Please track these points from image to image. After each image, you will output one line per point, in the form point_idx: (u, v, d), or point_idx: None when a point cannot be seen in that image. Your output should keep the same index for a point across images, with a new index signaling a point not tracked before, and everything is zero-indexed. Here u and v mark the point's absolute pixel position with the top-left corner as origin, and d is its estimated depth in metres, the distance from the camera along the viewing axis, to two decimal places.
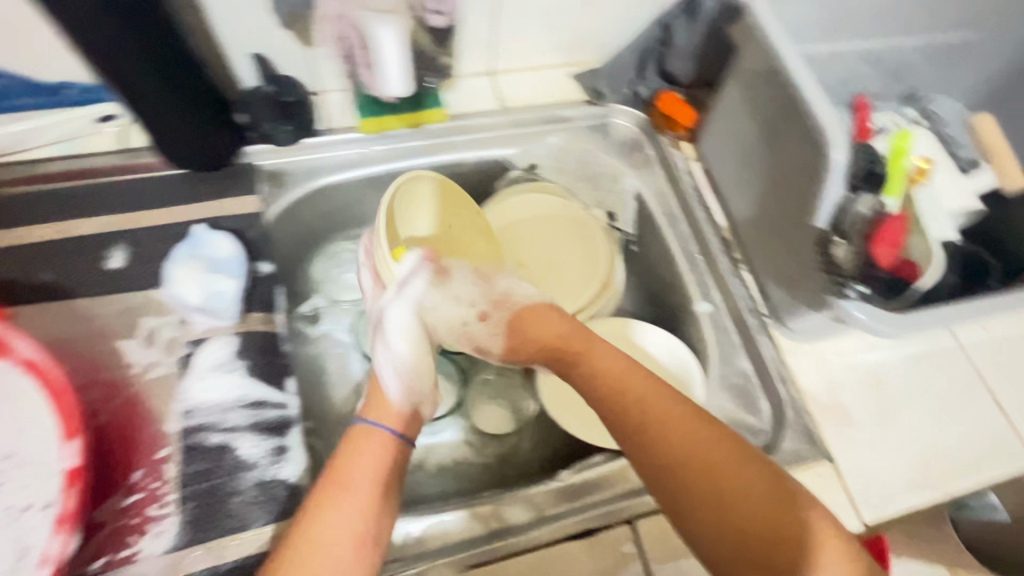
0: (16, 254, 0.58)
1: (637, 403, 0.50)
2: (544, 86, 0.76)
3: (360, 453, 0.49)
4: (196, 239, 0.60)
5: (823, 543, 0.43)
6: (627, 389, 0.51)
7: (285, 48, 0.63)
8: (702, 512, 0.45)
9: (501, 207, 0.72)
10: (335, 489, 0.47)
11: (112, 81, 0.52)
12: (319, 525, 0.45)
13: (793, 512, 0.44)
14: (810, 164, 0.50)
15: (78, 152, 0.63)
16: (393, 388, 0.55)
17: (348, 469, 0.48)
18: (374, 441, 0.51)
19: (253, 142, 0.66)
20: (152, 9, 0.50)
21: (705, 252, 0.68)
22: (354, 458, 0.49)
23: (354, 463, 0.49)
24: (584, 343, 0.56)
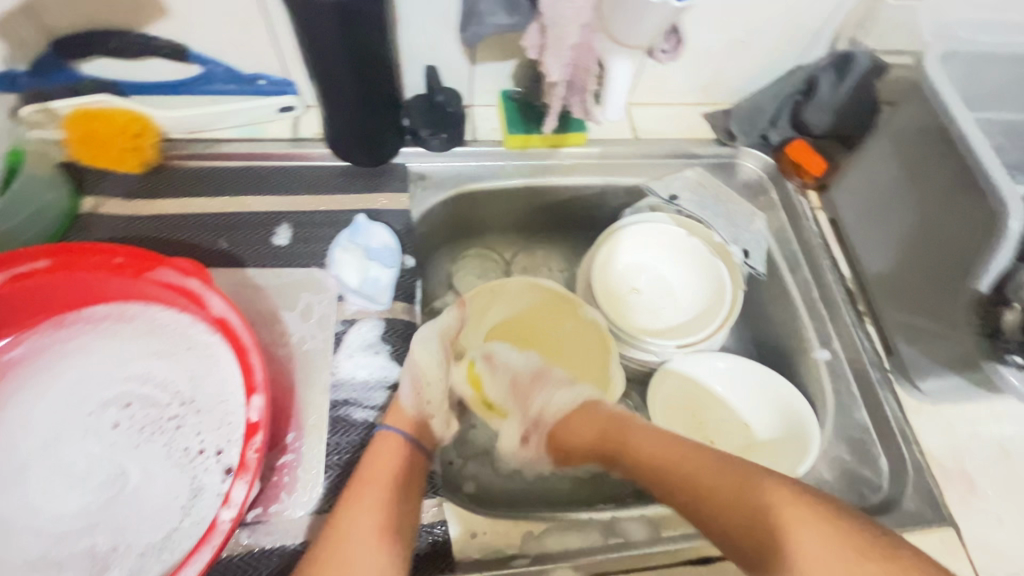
0: (195, 222, 0.63)
1: (695, 469, 0.50)
2: (677, 121, 0.79)
3: (375, 451, 0.52)
4: (356, 227, 0.64)
5: (836, 548, 0.40)
6: (657, 457, 0.54)
7: (455, 61, 0.68)
8: (718, 522, 0.47)
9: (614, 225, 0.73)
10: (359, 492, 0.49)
11: (316, 72, 0.58)
12: (348, 522, 0.47)
13: (795, 522, 0.42)
14: (983, 222, 0.53)
15: (257, 136, 0.69)
16: (406, 396, 0.57)
17: (367, 466, 0.51)
18: (395, 450, 0.52)
19: (408, 144, 0.71)
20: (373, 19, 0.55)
21: (827, 300, 0.68)
22: (374, 460, 0.51)
23: (371, 464, 0.51)
24: (612, 426, 0.59)
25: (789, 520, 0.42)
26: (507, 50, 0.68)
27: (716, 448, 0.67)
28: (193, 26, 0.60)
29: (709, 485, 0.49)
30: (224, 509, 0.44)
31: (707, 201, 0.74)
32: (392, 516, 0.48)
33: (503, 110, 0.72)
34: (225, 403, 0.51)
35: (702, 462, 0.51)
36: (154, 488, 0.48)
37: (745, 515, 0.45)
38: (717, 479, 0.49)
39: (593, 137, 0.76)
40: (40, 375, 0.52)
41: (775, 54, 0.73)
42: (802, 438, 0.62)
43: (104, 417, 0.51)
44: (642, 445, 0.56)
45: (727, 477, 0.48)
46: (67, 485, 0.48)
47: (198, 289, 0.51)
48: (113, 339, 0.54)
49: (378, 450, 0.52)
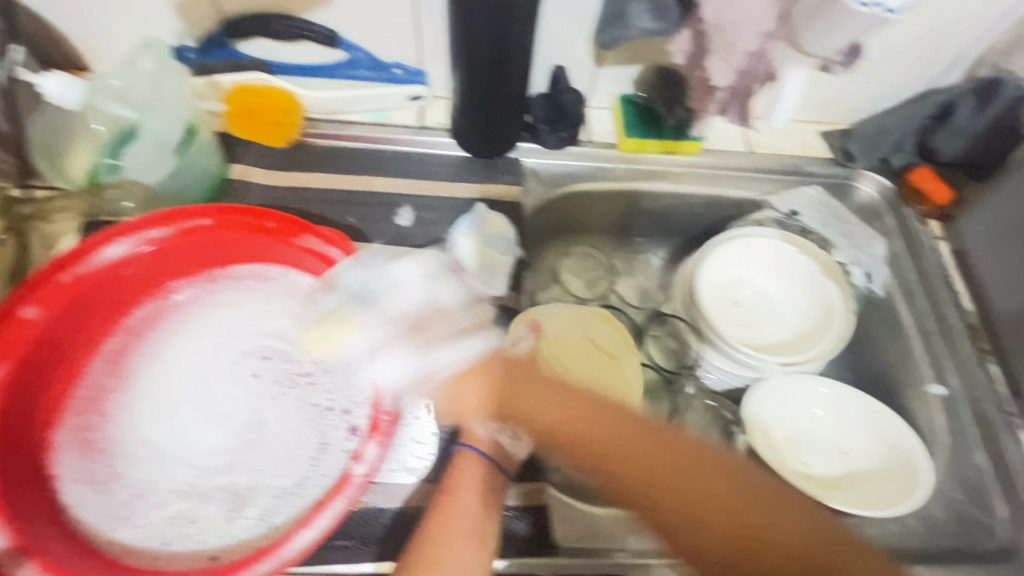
0: (327, 197, 0.67)
1: (709, 496, 0.42)
2: (793, 138, 0.77)
3: (462, 474, 0.51)
4: (474, 214, 0.67)
5: None
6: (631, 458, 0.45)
7: (581, 63, 0.70)
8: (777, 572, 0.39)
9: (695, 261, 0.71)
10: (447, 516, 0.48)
11: (463, 64, 0.61)
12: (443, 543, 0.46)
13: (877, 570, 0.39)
14: None
15: (385, 121, 0.73)
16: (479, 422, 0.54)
17: (453, 482, 0.50)
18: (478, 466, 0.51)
19: (525, 140, 0.73)
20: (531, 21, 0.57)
21: (946, 334, 0.66)
22: (459, 482, 0.50)
23: (459, 482, 0.50)
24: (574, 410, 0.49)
25: (816, 535, 0.41)
26: (635, 56, 0.69)
27: (812, 473, 0.64)
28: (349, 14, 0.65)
29: (645, 459, 0.45)
30: (359, 464, 0.48)
31: (830, 220, 0.73)
32: (484, 532, 0.48)
33: (620, 113, 0.74)
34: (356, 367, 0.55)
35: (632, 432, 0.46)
36: (286, 436, 0.52)
37: (727, 509, 0.42)
38: (652, 453, 0.45)
39: (706, 147, 0.75)
40: (186, 320, 0.55)
41: (909, 76, 0.71)
42: (910, 473, 0.61)
43: (242, 366, 0.54)
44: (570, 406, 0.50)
45: (682, 449, 0.45)
46: (209, 424, 0.52)
47: (338, 258, 0.57)
48: (251, 295, 0.57)
49: (465, 469, 0.51)
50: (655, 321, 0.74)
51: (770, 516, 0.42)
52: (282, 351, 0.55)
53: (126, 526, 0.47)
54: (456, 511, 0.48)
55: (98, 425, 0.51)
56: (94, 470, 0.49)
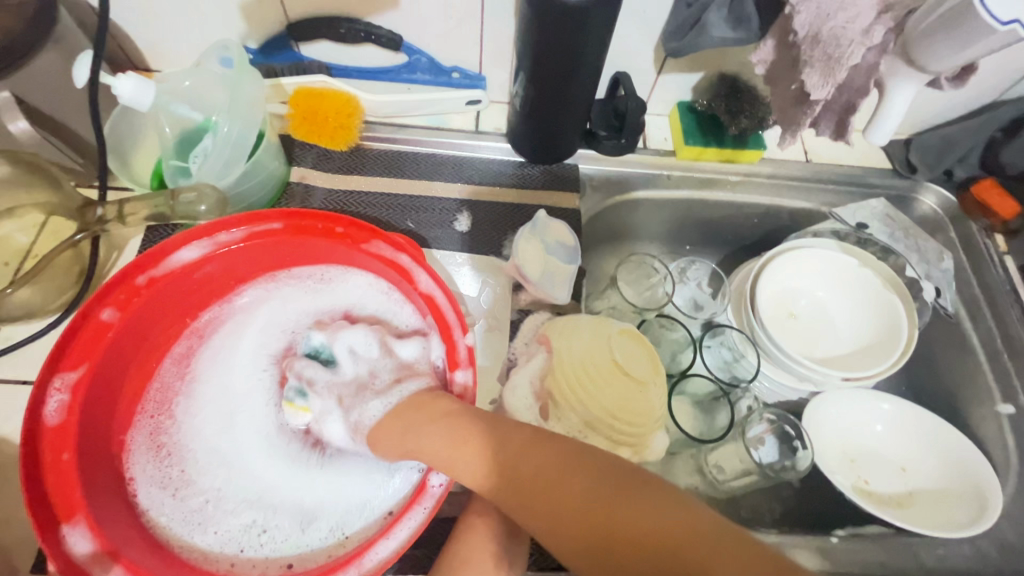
0: (388, 202, 0.67)
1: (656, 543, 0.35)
2: (852, 148, 0.76)
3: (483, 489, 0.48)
4: (536, 221, 0.66)
5: None
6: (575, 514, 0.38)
7: (643, 70, 0.69)
8: None
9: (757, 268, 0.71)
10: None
11: (532, 70, 0.60)
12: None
13: None
14: None
15: (443, 126, 0.73)
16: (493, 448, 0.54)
17: (466, 541, 0.45)
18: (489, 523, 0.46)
19: (584, 146, 0.73)
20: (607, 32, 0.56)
21: (1014, 352, 0.65)
22: (469, 542, 0.45)
23: (472, 542, 0.45)
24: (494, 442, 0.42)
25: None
26: (699, 63, 0.68)
27: (870, 488, 0.64)
28: (414, 19, 0.64)
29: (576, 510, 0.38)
30: (435, 473, 0.47)
31: (897, 233, 0.71)
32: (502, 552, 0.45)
33: (678, 120, 0.73)
34: None
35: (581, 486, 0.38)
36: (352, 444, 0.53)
37: (656, 554, 0.35)
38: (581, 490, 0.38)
39: (765, 156, 0.74)
40: (251, 328, 0.57)
41: (979, 87, 0.69)
42: (978, 492, 0.59)
43: None
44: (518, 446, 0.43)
45: (616, 487, 0.38)
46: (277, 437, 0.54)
47: (408, 265, 0.55)
48: (316, 302, 0.59)
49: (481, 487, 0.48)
50: (707, 332, 0.71)
51: (715, 552, 0.34)
52: None
53: (203, 531, 0.49)
54: (474, 528, 0.46)
55: (168, 428, 0.53)
56: (168, 474, 0.51)
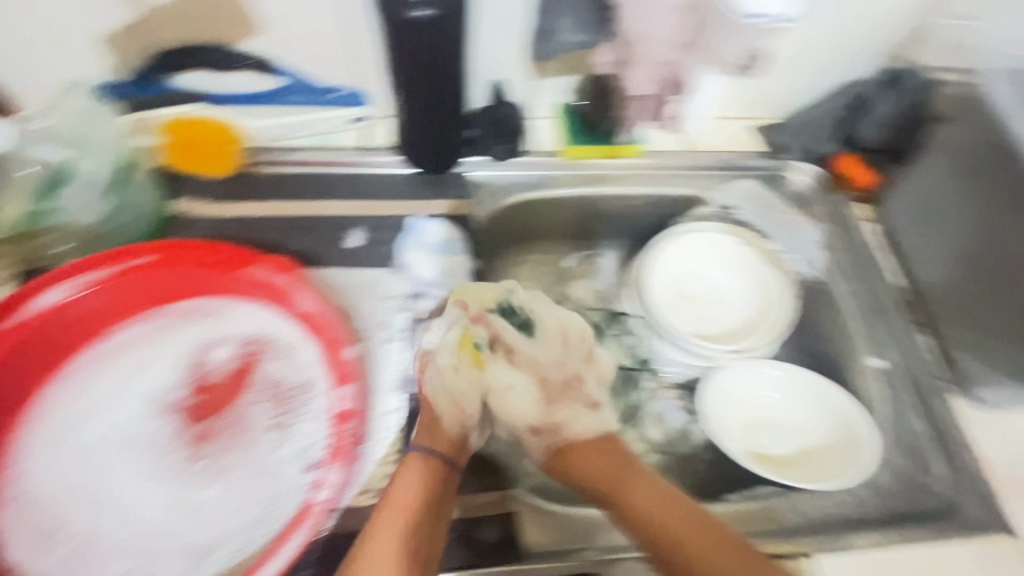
0: (275, 224, 0.67)
1: (650, 502, 0.53)
2: (727, 135, 0.81)
3: (403, 482, 0.52)
4: (413, 227, 0.68)
5: None
6: (611, 470, 0.56)
7: (519, 76, 0.72)
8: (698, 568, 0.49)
9: (646, 261, 0.75)
10: (384, 509, 0.50)
11: (398, 80, 0.61)
12: (380, 527, 0.49)
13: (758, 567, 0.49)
14: None
15: (330, 145, 0.73)
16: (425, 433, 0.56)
17: (398, 479, 0.52)
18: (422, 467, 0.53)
19: (470, 153, 0.74)
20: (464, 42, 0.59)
21: (879, 310, 0.70)
22: (400, 479, 0.52)
23: (405, 477, 0.52)
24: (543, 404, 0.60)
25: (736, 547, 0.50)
26: (568, 66, 0.71)
27: (768, 452, 0.67)
28: (283, 43, 0.65)
29: (712, 560, 0.49)
30: (320, 491, 0.48)
31: (764, 212, 0.77)
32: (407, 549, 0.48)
33: (563, 122, 0.76)
34: (311, 391, 0.55)
35: (688, 528, 0.51)
36: (237, 469, 0.52)
37: (681, 518, 0.52)
38: (685, 527, 0.51)
39: (645, 149, 0.78)
40: (134, 368, 0.56)
41: (827, 70, 0.75)
42: (854, 442, 0.64)
43: (191, 404, 0.55)
44: (649, 505, 0.53)
45: (622, 460, 0.57)
46: (172, 472, 0.52)
47: (286, 287, 0.58)
48: (197, 333, 0.58)
49: (404, 477, 0.52)
50: (611, 321, 0.76)
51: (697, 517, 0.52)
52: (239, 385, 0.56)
53: (94, 569, 0.47)
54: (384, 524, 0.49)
55: (34, 472, 0.51)
56: (38, 522, 0.49)
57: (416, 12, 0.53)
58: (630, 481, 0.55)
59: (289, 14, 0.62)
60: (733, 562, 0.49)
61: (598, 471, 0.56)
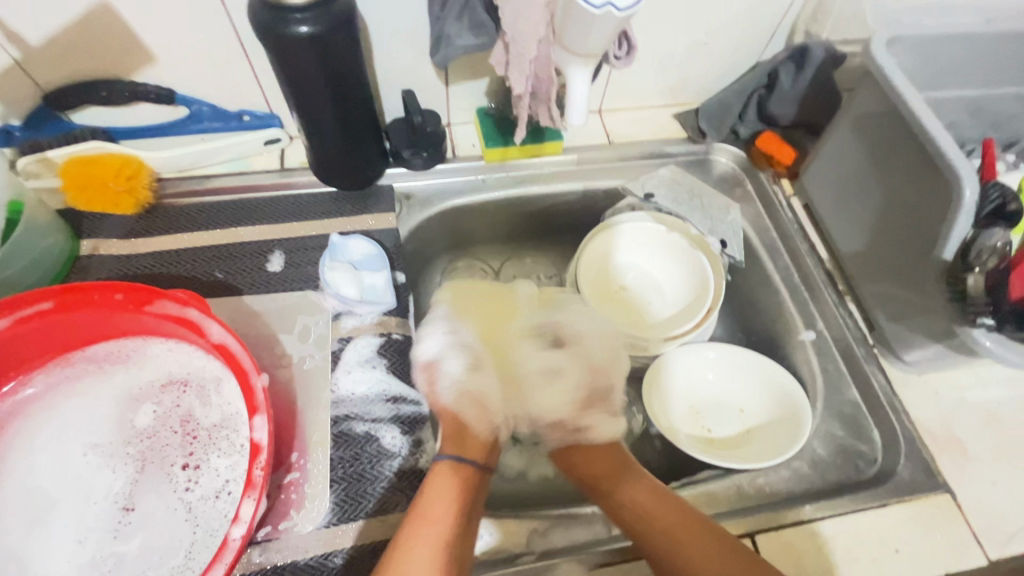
0: (193, 255, 0.66)
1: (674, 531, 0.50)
2: (648, 124, 0.81)
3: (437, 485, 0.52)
4: (333, 246, 0.66)
5: None
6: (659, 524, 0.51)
7: (429, 84, 0.72)
8: None
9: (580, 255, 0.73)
10: (418, 524, 0.49)
11: (293, 102, 0.60)
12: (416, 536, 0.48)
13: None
14: (935, 205, 0.54)
15: (245, 169, 0.71)
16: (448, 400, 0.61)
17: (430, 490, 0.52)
18: (451, 475, 0.53)
19: (392, 165, 0.73)
20: (353, 58, 0.57)
21: (808, 282, 0.70)
22: (432, 491, 0.52)
23: (435, 491, 0.52)
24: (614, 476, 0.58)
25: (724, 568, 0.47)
26: (477, 69, 0.71)
27: (713, 436, 0.67)
28: (178, 71, 0.64)
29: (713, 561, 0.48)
30: (235, 526, 0.45)
31: (682, 197, 0.76)
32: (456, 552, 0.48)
33: (480, 125, 0.75)
34: (232, 425, 0.53)
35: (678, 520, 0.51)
36: (159, 514, 0.50)
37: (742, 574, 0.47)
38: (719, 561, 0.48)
39: (569, 145, 0.77)
40: (57, 422, 0.53)
41: (735, 51, 0.76)
42: (794, 416, 0.63)
43: (116, 449, 0.53)
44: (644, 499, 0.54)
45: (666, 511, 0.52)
46: (101, 528, 0.50)
47: (198, 318, 0.53)
48: (112, 379, 0.56)
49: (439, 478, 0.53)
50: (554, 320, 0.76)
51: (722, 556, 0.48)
52: (161, 427, 0.54)
53: None
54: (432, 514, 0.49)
55: None
56: None
57: (299, 29, 0.52)
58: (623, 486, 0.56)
59: (179, 41, 0.61)
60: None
61: (598, 467, 0.59)
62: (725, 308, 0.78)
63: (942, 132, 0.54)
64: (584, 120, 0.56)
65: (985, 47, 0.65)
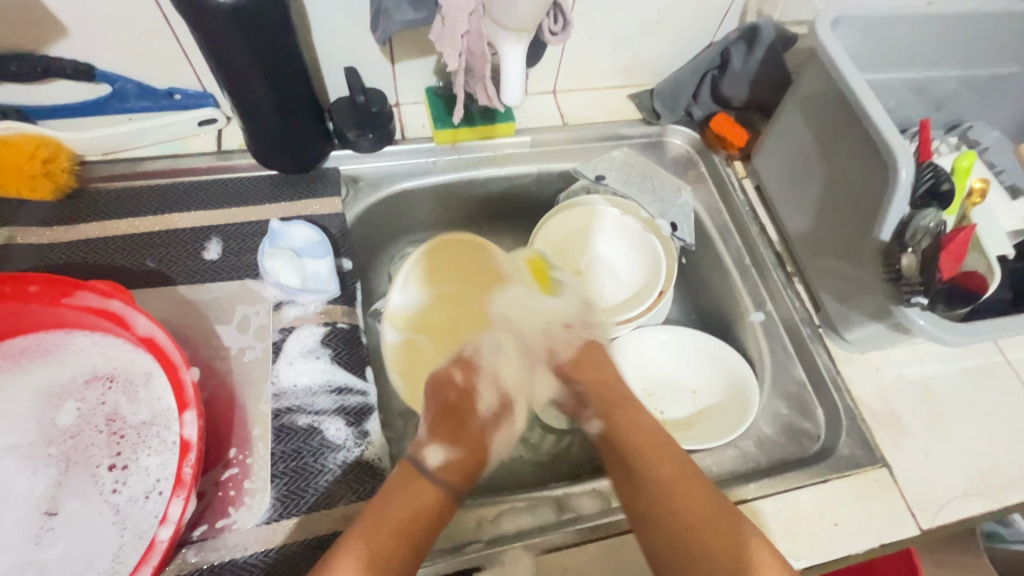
0: (120, 243, 0.62)
1: (652, 461, 0.53)
2: (604, 105, 0.80)
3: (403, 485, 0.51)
4: (273, 232, 0.63)
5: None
6: (640, 448, 0.55)
7: (374, 61, 0.69)
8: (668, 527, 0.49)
9: (533, 241, 0.72)
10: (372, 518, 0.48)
11: (221, 80, 0.56)
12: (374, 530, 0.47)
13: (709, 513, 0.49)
14: (876, 186, 0.55)
15: (179, 151, 0.68)
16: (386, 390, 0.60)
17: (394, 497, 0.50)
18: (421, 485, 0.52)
19: (337, 148, 0.70)
20: (283, 32, 0.54)
21: (758, 264, 0.71)
22: (399, 490, 0.51)
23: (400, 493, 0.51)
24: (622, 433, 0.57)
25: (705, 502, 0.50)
26: (425, 46, 0.68)
27: (664, 418, 0.67)
28: (97, 45, 0.60)
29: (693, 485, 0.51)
30: (162, 527, 0.43)
31: (635, 178, 0.75)
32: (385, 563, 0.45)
33: (428, 105, 0.72)
34: (162, 422, 0.51)
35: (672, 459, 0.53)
36: (84, 516, 0.48)
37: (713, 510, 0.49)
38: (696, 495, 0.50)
39: (522, 126, 0.76)
40: None
41: (688, 31, 0.75)
42: (743, 397, 0.64)
43: (37, 450, 0.50)
44: (642, 432, 0.56)
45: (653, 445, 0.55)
46: (22, 533, 0.47)
47: (120, 310, 0.50)
48: (31, 377, 0.52)
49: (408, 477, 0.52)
50: None
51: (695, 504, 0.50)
52: (86, 426, 0.51)
53: None
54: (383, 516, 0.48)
55: None
56: None
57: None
58: (635, 415, 0.58)
59: (95, 13, 0.57)
60: (718, 527, 0.48)
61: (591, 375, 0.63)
62: (679, 291, 0.78)
63: (883, 112, 0.54)
64: (521, 99, 0.56)
65: (929, 28, 0.65)
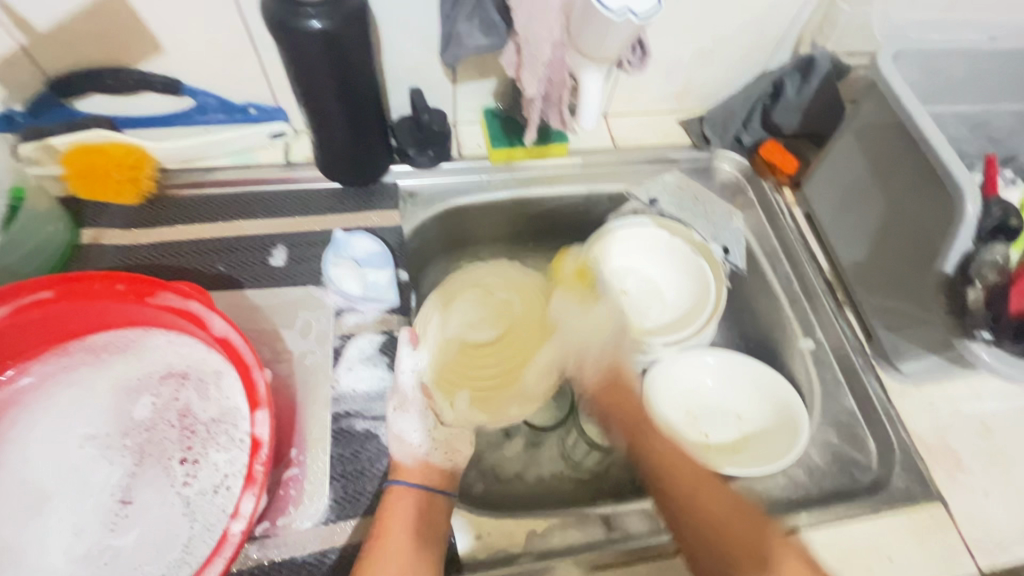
0: (194, 248, 0.65)
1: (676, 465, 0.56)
2: (654, 130, 0.81)
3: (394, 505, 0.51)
4: (337, 242, 0.65)
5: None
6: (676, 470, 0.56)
7: (437, 82, 0.72)
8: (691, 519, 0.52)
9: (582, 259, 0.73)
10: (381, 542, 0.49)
11: (301, 96, 0.60)
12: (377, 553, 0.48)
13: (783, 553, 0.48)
14: (941, 218, 0.55)
15: (249, 163, 0.71)
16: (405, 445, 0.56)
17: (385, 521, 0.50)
18: (408, 498, 0.52)
19: (397, 163, 0.73)
20: (362, 55, 0.57)
21: (807, 291, 0.71)
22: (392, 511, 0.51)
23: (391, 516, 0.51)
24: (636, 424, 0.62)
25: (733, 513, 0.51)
26: (486, 69, 0.71)
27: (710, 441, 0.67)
28: (186, 63, 0.64)
29: (717, 504, 0.52)
30: (235, 521, 0.44)
31: (686, 203, 0.77)
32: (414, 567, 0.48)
33: (486, 125, 0.75)
34: (230, 420, 0.53)
35: (697, 473, 0.55)
36: (156, 506, 0.50)
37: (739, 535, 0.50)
38: (733, 520, 0.51)
39: (574, 148, 0.78)
40: (53, 412, 0.53)
41: (742, 60, 0.77)
42: (791, 424, 0.64)
43: (113, 441, 0.53)
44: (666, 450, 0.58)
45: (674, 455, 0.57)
46: (98, 519, 0.49)
47: (199, 311, 0.52)
48: (112, 370, 0.55)
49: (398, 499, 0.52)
50: None
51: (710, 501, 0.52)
52: (160, 420, 0.54)
53: None
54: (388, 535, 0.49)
55: None
56: None
57: (311, 24, 0.52)
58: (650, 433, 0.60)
59: (189, 34, 0.61)
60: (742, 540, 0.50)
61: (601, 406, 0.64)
62: (724, 315, 0.78)
63: (947, 145, 0.54)
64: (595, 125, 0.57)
65: (987, 63, 0.65)
